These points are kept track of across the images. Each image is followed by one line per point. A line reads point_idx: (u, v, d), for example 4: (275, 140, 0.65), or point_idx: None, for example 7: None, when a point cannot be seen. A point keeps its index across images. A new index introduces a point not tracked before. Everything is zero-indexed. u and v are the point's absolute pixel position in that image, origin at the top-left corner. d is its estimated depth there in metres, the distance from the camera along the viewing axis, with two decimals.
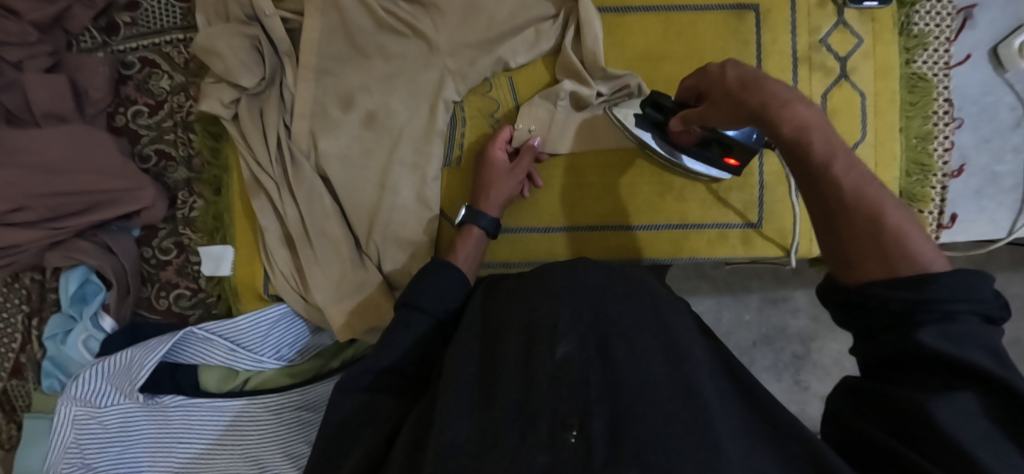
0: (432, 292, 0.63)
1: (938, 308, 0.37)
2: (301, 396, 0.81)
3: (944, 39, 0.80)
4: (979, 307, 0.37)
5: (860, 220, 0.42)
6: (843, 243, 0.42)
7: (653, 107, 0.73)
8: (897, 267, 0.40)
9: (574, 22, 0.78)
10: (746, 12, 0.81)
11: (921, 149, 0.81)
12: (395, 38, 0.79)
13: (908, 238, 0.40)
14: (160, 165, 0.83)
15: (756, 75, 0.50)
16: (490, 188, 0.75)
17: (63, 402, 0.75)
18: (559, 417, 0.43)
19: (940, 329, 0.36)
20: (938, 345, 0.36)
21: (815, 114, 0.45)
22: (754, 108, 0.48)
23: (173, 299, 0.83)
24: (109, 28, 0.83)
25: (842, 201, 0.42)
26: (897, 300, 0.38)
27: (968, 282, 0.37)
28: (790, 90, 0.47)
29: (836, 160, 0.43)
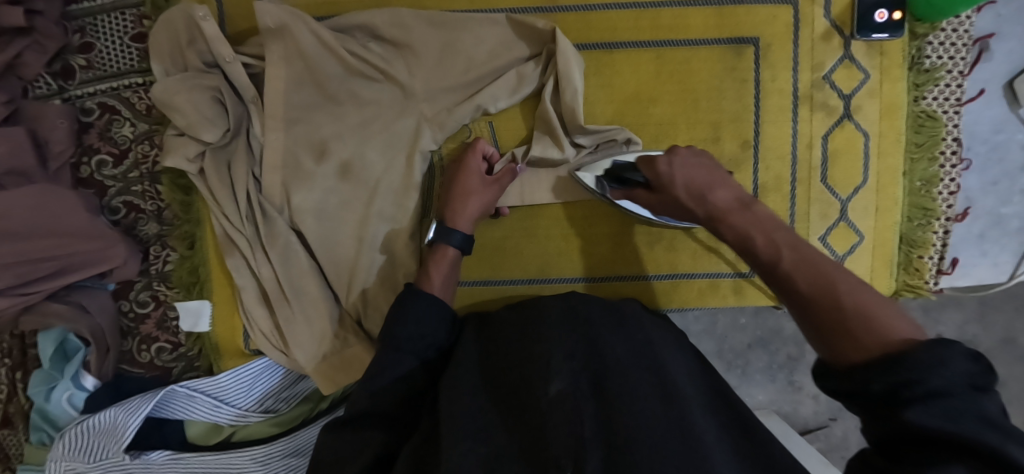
0: (412, 326, 0.59)
1: (921, 389, 0.35)
2: (289, 443, 0.80)
3: (957, 73, 0.76)
4: (964, 380, 0.34)
5: (827, 308, 0.45)
6: (815, 332, 0.46)
7: (618, 182, 0.72)
8: (862, 341, 0.41)
9: (553, 72, 0.73)
10: (745, 46, 0.75)
11: (925, 193, 0.78)
12: (367, 82, 0.74)
13: (875, 315, 0.42)
14: (130, 218, 0.80)
15: (700, 183, 0.63)
16: (463, 208, 0.71)
17: (52, 458, 0.75)
18: (556, 459, 0.40)
19: (927, 404, 0.34)
20: (929, 423, 0.33)
21: (751, 218, 0.58)
22: (700, 217, 0.63)
23: (154, 352, 0.82)
24: (64, 72, 0.78)
25: (803, 294, 0.48)
26: (881, 385, 0.37)
27: (944, 354, 0.35)
28: (728, 200, 0.61)
29: (784, 256, 0.52)
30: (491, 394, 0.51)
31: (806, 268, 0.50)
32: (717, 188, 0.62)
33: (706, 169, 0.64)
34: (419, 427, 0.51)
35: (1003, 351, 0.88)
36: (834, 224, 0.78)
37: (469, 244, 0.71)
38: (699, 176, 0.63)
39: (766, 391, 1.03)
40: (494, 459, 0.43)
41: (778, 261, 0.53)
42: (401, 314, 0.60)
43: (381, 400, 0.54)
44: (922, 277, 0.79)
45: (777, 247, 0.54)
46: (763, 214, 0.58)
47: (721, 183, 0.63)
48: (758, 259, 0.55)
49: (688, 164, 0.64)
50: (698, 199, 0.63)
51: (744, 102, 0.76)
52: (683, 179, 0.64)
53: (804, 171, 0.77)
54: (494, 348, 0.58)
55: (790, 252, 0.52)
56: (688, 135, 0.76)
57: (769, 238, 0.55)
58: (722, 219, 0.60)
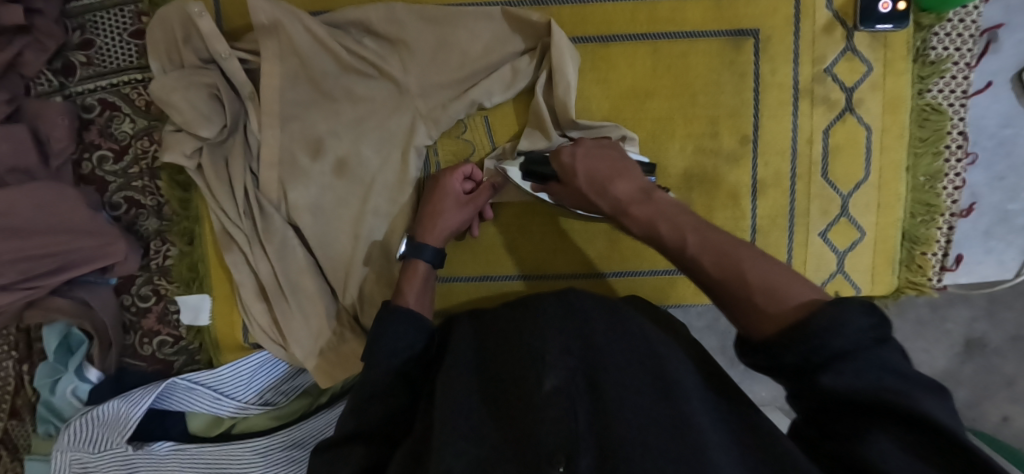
0: (388, 343, 0.58)
1: (828, 354, 0.34)
2: (288, 435, 0.80)
3: (964, 65, 0.74)
4: (861, 329, 0.34)
5: (733, 283, 0.42)
6: (728, 312, 0.42)
7: (531, 175, 0.68)
8: (768, 311, 0.39)
9: (547, 66, 0.72)
10: (744, 39, 0.73)
11: (929, 188, 0.76)
12: (362, 79, 0.74)
13: (780, 287, 0.40)
14: (131, 213, 0.82)
15: (604, 174, 0.59)
16: (436, 222, 0.71)
17: (58, 449, 0.77)
18: (546, 455, 0.41)
19: (838, 370, 0.34)
20: (844, 388, 0.34)
21: (651, 207, 0.53)
22: (605, 210, 0.59)
23: (156, 346, 0.84)
24: (66, 69, 0.79)
25: (706, 273, 0.45)
26: (795, 355, 0.35)
27: (842, 313, 0.34)
28: (631, 190, 0.57)
29: (688, 240, 0.48)
30: (485, 391, 0.51)
31: (710, 251, 0.45)
32: (617, 179, 0.58)
33: (612, 160, 0.61)
34: (413, 430, 0.51)
35: (1014, 349, 0.87)
36: (835, 219, 0.77)
37: (442, 259, 0.71)
38: (601, 167, 0.60)
39: (769, 388, 1.02)
40: (487, 454, 0.44)
41: (684, 248, 0.48)
42: (382, 330, 0.59)
43: (367, 418, 0.53)
44: (925, 274, 0.78)
45: (681, 232, 0.49)
46: (664, 200, 0.55)
47: (622, 174, 0.59)
48: (665, 249, 0.50)
49: (590, 159, 0.61)
50: (601, 191, 0.59)
51: (743, 96, 0.74)
52: (585, 170, 0.60)
53: (804, 167, 0.76)
54: (490, 342, 0.57)
55: (694, 235, 0.48)
56: (685, 129, 0.75)
57: (673, 224, 0.50)
58: (627, 213, 0.55)
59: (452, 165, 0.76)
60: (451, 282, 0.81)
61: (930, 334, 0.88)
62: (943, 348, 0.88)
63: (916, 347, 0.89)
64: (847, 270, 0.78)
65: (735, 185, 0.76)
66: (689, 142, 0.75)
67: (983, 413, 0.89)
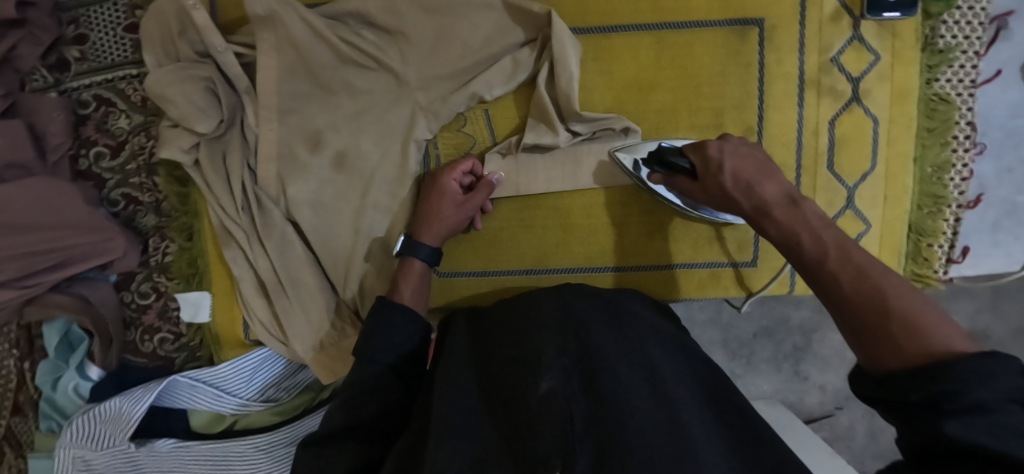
0: (385, 339, 0.58)
1: (960, 401, 0.31)
2: (290, 433, 0.81)
3: (972, 53, 0.72)
4: (1013, 392, 0.31)
5: (870, 307, 0.39)
6: (851, 334, 0.40)
7: (661, 166, 0.66)
8: (903, 346, 0.36)
9: (548, 57, 0.71)
10: (749, 28, 0.72)
11: (936, 180, 0.75)
12: (362, 71, 0.73)
13: (922, 323, 0.36)
14: (129, 210, 0.81)
15: (750, 173, 0.55)
16: (434, 218, 0.71)
17: (62, 446, 0.76)
18: (541, 456, 0.40)
19: (969, 420, 0.30)
20: (968, 439, 0.30)
21: (797, 214, 0.49)
22: (746, 211, 0.54)
23: (157, 342, 0.83)
24: (60, 64, 0.78)
25: (842, 292, 0.41)
26: (919, 393, 0.33)
27: (990, 366, 0.31)
28: (778, 195, 0.52)
29: (830, 254, 0.44)
30: (482, 392, 0.51)
31: (852, 269, 0.41)
32: (766, 182, 0.54)
33: (759, 161, 0.57)
34: (410, 425, 0.51)
35: (1017, 341, 0.88)
36: (840, 212, 0.76)
37: (438, 257, 0.71)
38: (749, 167, 0.56)
39: (771, 381, 1.02)
40: (485, 456, 0.43)
41: (822, 261, 0.44)
42: (378, 327, 0.59)
43: (359, 411, 0.53)
44: (931, 266, 0.77)
45: (824, 246, 0.45)
46: (813, 212, 0.49)
47: (770, 177, 0.55)
48: (801, 260, 0.46)
49: (734, 152, 0.58)
50: (744, 192, 0.54)
51: (748, 87, 0.73)
52: (731, 168, 0.57)
53: (809, 158, 0.75)
54: (485, 340, 0.57)
55: (839, 253, 0.43)
56: (689, 121, 0.74)
57: (818, 237, 0.46)
58: (768, 215, 0.51)
59: (451, 162, 0.75)
60: (452, 277, 0.80)
61: None
62: None
63: None
64: None
65: None
66: (693, 134, 0.74)
67: None
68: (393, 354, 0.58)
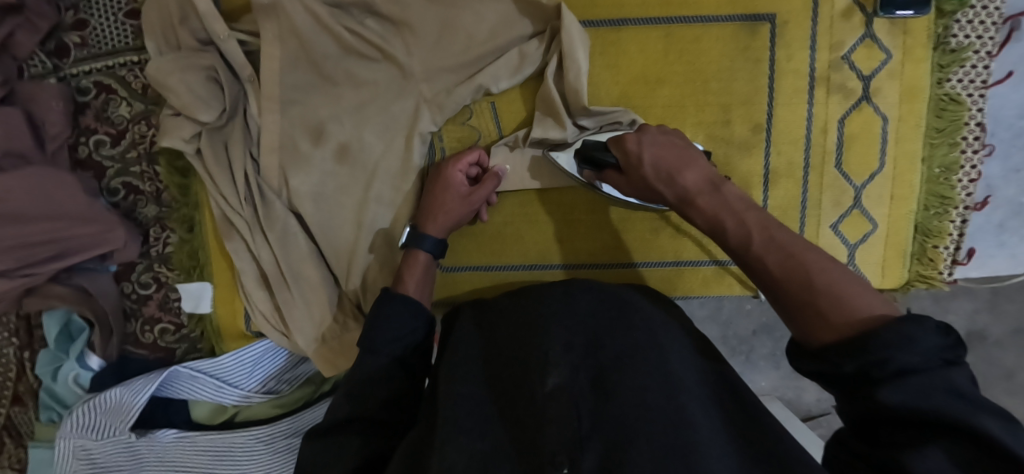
0: (387, 331, 0.57)
1: (892, 368, 0.33)
2: (292, 424, 0.81)
3: (984, 54, 0.71)
4: (934, 352, 0.33)
5: (797, 285, 0.42)
6: (785, 311, 0.43)
7: (588, 163, 0.66)
8: (832, 319, 0.39)
9: (556, 51, 0.70)
10: (760, 24, 0.71)
11: (944, 180, 0.75)
12: (365, 62, 0.72)
13: (844, 295, 0.39)
14: (129, 200, 0.80)
15: (669, 163, 0.57)
16: (438, 208, 0.70)
17: (62, 435, 0.77)
18: (550, 455, 0.40)
19: (899, 385, 0.33)
20: (900, 403, 0.33)
21: (718, 200, 0.53)
22: (670, 200, 0.58)
23: (158, 333, 0.83)
24: (59, 50, 0.77)
25: (772, 274, 0.45)
26: (852, 365, 0.35)
27: (912, 330, 0.33)
28: (699, 181, 0.56)
29: (755, 236, 0.48)
30: (490, 387, 0.50)
31: (776, 249, 0.46)
32: (685, 169, 0.57)
33: (677, 148, 0.59)
34: (419, 417, 0.51)
35: (1016, 342, 0.88)
36: (846, 211, 0.75)
37: (443, 249, 0.70)
38: (669, 157, 0.58)
39: (768, 378, 1.02)
40: (492, 453, 0.43)
41: (748, 244, 0.48)
42: (378, 319, 0.58)
43: (362, 404, 0.53)
44: (936, 267, 0.77)
45: (747, 228, 0.49)
46: (732, 195, 0.53)
47: (689, 164, 0.57)
48: (730, 245, 0.50)
49: (658, 148, 0.59)
50: (667, 182, 0.57)
51: (757, 83, 0.72)
52: (650, 159, 0.58)
53: (817, 157, 0.74)
54: (493, 336, 0.56)
55: (761, 233, 0.48)
56: (697, 117, 0.73)
57: (740, 220, 0.50)
58: (692, 203, 0.55)
59: (457, 153, 0.74)
60: (456, 271, 0.80)
61: None
62: None
63: None
64: (857, 262, 0.77)
65: (746, 174, 0.75)
66: (701, 129, 0.74)
67: None
68: (401, 345, 0.58)
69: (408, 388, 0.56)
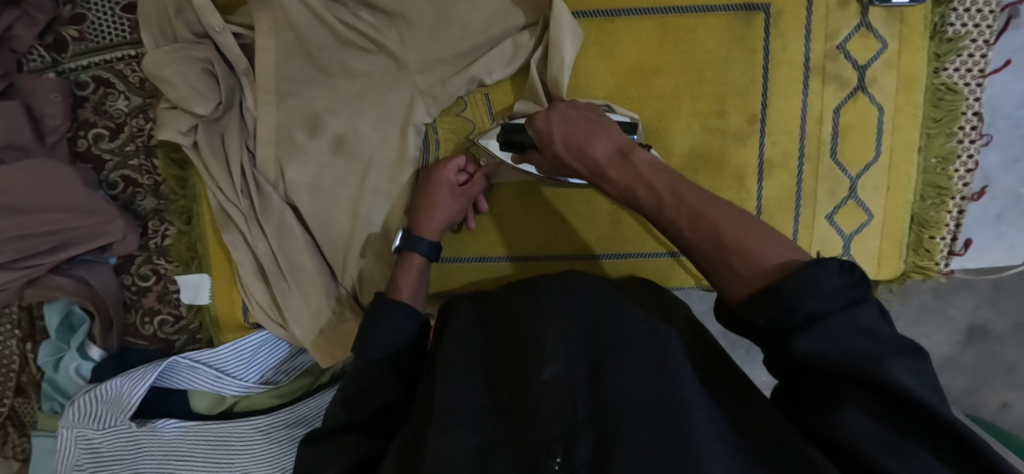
0: (382, 334, 0.58)
1: (799, 315, 0.36)
2: (290, 414, 0.82)
3: (982, 42, 0.71)
4: (835, 292, 0.35)
5: (709, 246, 0.44)
6: (706, 272, 0.44)
7: (511, 147, 0.68)
8: (743, 274, 0.41)
9: (545, 42, 0.70)
10: (755, 13, 0.71)
11: (940, 171, 0.75)
12: (359, 54, 0.72)
13: (753, 250, 0.41)
14: (128, 192, 0.81)
15: (579, 137, 0.58)
16: (432, 208, 0.70)
17: (65, 425, 0.79)
18: (544, 444, 0.41)
19: (809, 333, 0.35)
20: (811, 351, 0.35)
21: (626, 169, 0.53)
22: (583, 173, 0.58)
23: (158, 325, 0.84)
24: (57, 44, 0.77)
25: (687, 238, 0.46)
26: (767, 320, 0.38)
27: (813, 275, 0.35)
28: (608, 151, 0.55)
29: (666, 202, 0.48)
30: (486, 378, 0.51)
31: (686, 212, 0.46)
32: (594, 141, 0.57)
33: (586, 121, 0.60)
34: (414, 412, 0.51)
35: (1015, 336, 0.88)
36: (842, 202, 0.75)
37: (437, 252, 0.71)
38: (578, 131, 0.59)
39: (767, 371, 1.02)
40: (486, 442, 0.44)
41: (661, 210, 0.48)
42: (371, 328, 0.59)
43: (358, 409, 0.54)
44: (932, 258, 0.77)
45: (657, 195, 0.49)
46: (642, 159, 0.53)
47: (598, 135, 0.57)
48: (644, 211, 0.51)
49: (569, 126, 0.60)
50: (579, 156, 0.58)
51: (752, 74, 0.72)
52: (561, 134, 0.60)
53: (812, 147, 0.74)
54: (491, 327, 0.57)
55: (671, 197, 0.48)
56: (691, 108, 0.73)
57: (650, 187, 0.50)
58: (604, 175, 0.55)
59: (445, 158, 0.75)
60: (452, 262, 0.80)
61: (932, 320, 0.89)
62: (944, 334, 0.89)
63: (917, 334, 0.90)
64: (852, 253, 0.77)
65: (741, 165, 0.74)
66: (696, 120, 0.73)
67: (982, 399, 0.91)
68: (393, 351, 0.58)
69: (405, 390, 0.57)
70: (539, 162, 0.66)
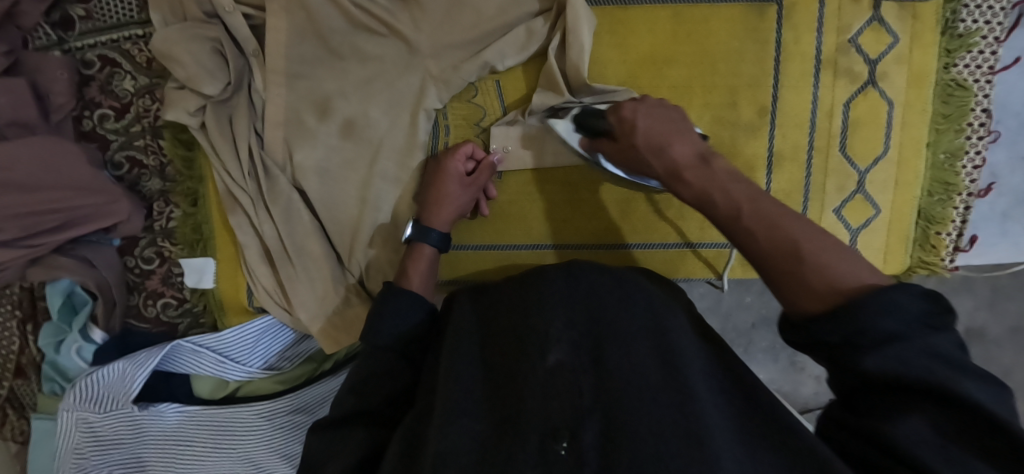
0: (393, 323, 0.58)
1: (876, 336, 0.34)
2: (294, 400, 0.82)
3: (992, 39, 0.71)
4: (914, 316, 0.34)
5: (782, 258, 0.42)
6: (772, 283, 0.43)
7: (584, 130, 0.68)
8: (816, 289, 0.39)
9: (561, 27, 0.70)
10: (768, 5, 0.71)
11: (948, 167, 0.75)
12: (371, 37, 0.72)
13: (832, 264, 0.39)
14: (134, 173, 0.80)
15: (661, 133, 0.59)
16: (442, 199, 0.71)
17: (65, 408, 0.78)
18: (550, 428, 0.41)
19: (883, 351, 0.34)
20: (883, 369, 0.34)
21: (705, 173, 0.53)
22: (658, 172, 0.58)
23: (160, 307, 0.83)
24: (64, 22, 0.76)
25: (759, 247, 0.44)
26: (837, 336, 0.36)
27: (894, 299, 0.34)
28: (688, 155, 0.56)
29: (744, 212, 0.47)
30: (487, 367, 0.51)
31: (764, 222, 0.45)
32: (675, 142, 0.58)
33: (671, 120, 0.60)
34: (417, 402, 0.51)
35: (1014, 337, 0.88)
36: (850, 196, 0.75)
37: (447, 243, 0.71)
38: (660, 127, 0.59)
39: (767, 370, 1.02)
40: (490, 430, 0.44)
41: (736, 217, 0.47)
42: (381, 314, 0.59)
43: (367, 396, 0.54)
44: (937, 254, 0.78)
45: (735, 203, 0.48)
46: (722, 168, 0.53)
47: (681, 136, 0.58)
48: (716, 217, 0.50)
49: (654, 121, 0.60)
50: (656, 153, 0.58)
51: (763, 65, 0.72)
52: (643, 127, 0.60)
53: (822, 141, 0.74)
54: (490, 314, 0.57)
55: (750, 205, 0.47)
56: (703, 100, 0.73)
57: (728, 194, 0.49)
58: (679, 176, 0.55)
59: (454, 146, 0.75)
60: (459, 250, 0.80)
61: None
62: None
63: None
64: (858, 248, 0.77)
65: (751, 157, 0.74)
66: (707, 112, 0.73)
67: None
68: (401, 340, 0.58)
69: (411, 379, 0.56)
70: (610, 150, 0.65)
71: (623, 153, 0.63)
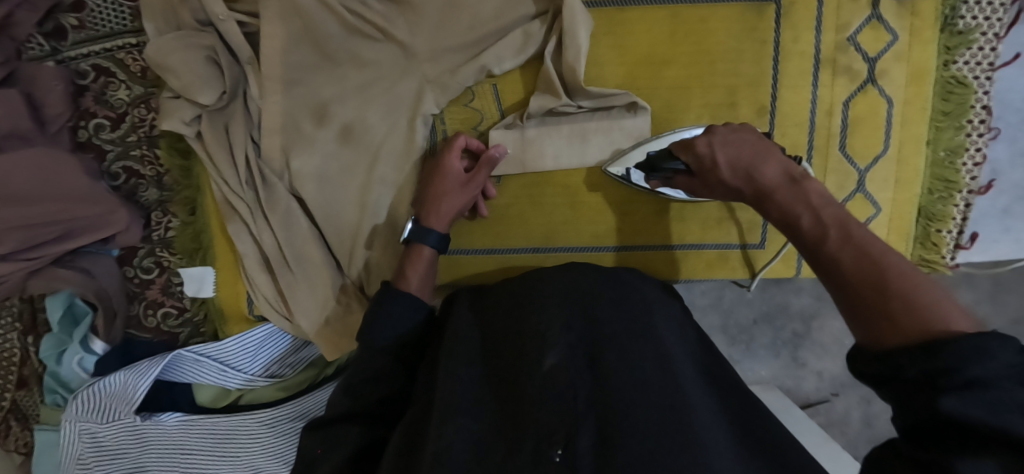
0: (390, 327, 0.58)
1: (960, 377, 0.31)
2: (295, 408, 0.82)
3: (993, 35, 0.70)
4: (1011, 371, 0.30)
5: (868, 287, 0.40)
6: (847, 310, 0.41)
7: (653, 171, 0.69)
8: (900, 323, 0.37)
9: (557, 30, 0.70)
10: (767, 4, 0.70)
11: (949, 164, 0.74)
12: (367, 42, 0.71)
13: (919, 298, 0.37)
14: (130, 183, 0.79)
15: (745, 162, 0.57)
16: (441, 199, 0.70)
17: (68, 418, 0.78)
18: (545, 435, 0.40)
19: (966, 395, 0.30)
20: (961, 411, 0.30)
21: (796, 193, 0.52)
22: (747, 194, 0.57)
23: (161, 317, 0.83)
24: (57, 32, 0.75)
25: (843, 273, 0.43)
26: (917, 370, 0.33)
27: (987, 342, 0.31)
28: (778, 175, 0.55)
29: (831, 233, 0.46)
30: (486, 368, 0.50)
31: (852, 246, 0.43)
32: (765, 163, 0.57)
33: (750, 145, 0.59)
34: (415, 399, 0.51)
35: (1014, 329, 0.88)
36: (851, 195, 0.75)
37: (445, 244, 0.70)
38: (743, 156, 0.58)
39: (769, 366, 1.01)
40: (487, 431, 0.44)
41: (823, 239, 0.46)
42: (383, 312, 0.58)
43: (365, 398, 0.54)
44: (939, 252, 0.77)
45: (824, 226, 0.47)
46: (814, 191, 0.51)
47: (767, 158, 0.57)
48: (801, 239, 0.49)
49: (735, 152, 0.59)
50: (745, 175, 0.57)
51: (762, 65, 0.72)
52: (725, 160, 0.59)
53: (822, 139, 0.74)
54: (489, 317, 0.57)
55: (837, 231, 0.46)
56: (702, 100, 0.73)
57: (818, 216, 0.48)
58: (768, 196, 0.54)
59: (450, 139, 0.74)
60: (458, 254, 0.80)
61: None
62: None
63: None
64: None
65: None
66: (707, 112, 0.73)
67: None
68: (398, 340, 0.58)
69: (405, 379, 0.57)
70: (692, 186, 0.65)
71: (704, 187, 0.63)
